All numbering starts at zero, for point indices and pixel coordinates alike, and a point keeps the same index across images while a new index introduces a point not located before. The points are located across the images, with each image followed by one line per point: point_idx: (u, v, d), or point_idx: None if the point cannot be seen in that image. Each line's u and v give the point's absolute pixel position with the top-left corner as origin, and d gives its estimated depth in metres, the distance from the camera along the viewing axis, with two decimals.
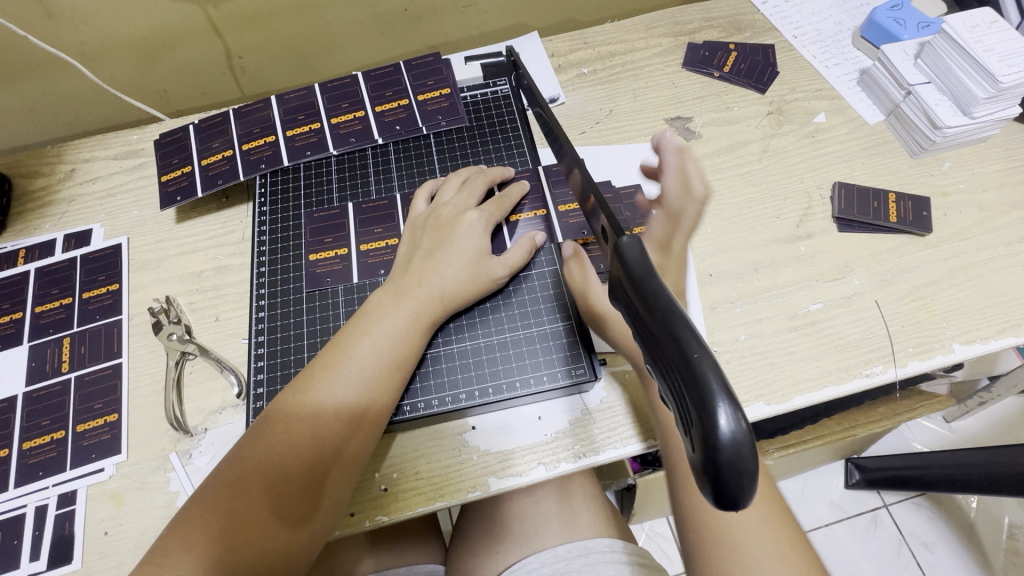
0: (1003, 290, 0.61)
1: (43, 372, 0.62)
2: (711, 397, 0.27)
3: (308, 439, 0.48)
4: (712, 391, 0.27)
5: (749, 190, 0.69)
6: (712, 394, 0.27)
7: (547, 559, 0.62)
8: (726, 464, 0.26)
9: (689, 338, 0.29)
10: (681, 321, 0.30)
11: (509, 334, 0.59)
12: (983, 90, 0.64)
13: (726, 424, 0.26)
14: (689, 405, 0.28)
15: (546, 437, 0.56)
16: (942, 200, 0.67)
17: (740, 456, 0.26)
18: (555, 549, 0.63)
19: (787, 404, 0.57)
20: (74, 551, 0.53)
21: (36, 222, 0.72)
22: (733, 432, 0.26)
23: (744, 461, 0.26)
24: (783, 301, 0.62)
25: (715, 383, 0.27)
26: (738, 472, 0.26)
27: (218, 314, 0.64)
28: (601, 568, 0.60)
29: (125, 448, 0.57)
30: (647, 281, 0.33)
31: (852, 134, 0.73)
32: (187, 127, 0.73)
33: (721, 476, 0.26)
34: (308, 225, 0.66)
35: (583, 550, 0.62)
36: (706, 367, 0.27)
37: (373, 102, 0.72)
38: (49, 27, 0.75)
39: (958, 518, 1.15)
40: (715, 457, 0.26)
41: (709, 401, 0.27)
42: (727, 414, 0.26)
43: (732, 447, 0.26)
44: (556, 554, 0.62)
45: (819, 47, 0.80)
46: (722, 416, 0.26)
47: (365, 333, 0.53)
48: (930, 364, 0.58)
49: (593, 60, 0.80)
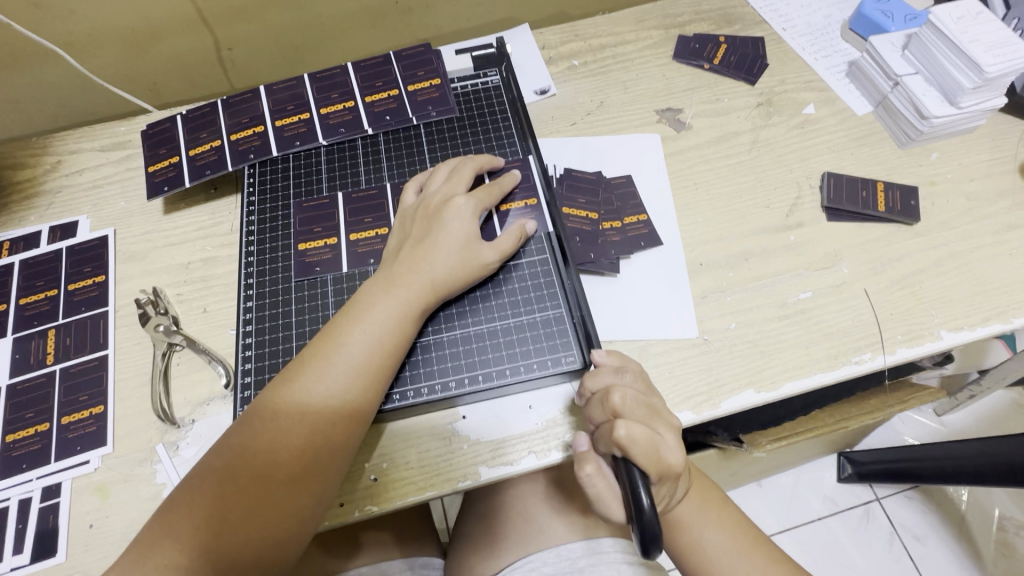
0: (990, 279, 0.62)
1: (27, 364, 0.61)
2: (637, 488, 0.42)
3: (297, 427, 0.48)
4: (638, 487, 0.42)
5: (739, 180, 0.69)
6: (637, 481, 0.43)
7: (549, 559, 0.62)
8: (648, 534, 0.40)
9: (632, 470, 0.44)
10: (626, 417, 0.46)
11: (499, 323, 0.59)
12: (969, 80, 0.64)
13: (648, 506, 0.41)
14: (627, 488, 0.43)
15: (537, 426, 0.56)
16: (930, 189, 0.68)
17: (651, 527, 0.40)
18: (558, 547, 0.63)
19: (777, 391, 0.57)
20: (58, 544, 0.52)
21: (21, 214, 0.71)
22: (652, 519, 0.40)
23: (657, 538, 0.40)
24: (773, 290, 0.62)
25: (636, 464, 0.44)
26: (653, 546, 0.40)
27: (206, 305, 0.64)
28: (604, 569, 0.60)
29: (111, 440, 0.57)
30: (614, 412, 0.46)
31: (840, 125, 0.73)
32: (175, 118, 0.72)
33: (644, 539, 0.40)
34: (297, 215, 0.65)
35: (586, 549, 0.62)
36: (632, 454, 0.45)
37: (363, 92, 0.71)
38: (33, 17, 0.74)
39: (950, 511, 1.15)
40: (640, 524, 0.40)
41: (635, 483, 0.42)
42: (647, 499, 0.41)
43: (652, 528, 0.40)
44: (559, 553, 0.62)
45: (808, 39, 0.80)
46: (644, 500, 0.41)
47: (355, 321, 0.52)
48: (919, 351, 0.58)
49: (584, 53, 0.80)
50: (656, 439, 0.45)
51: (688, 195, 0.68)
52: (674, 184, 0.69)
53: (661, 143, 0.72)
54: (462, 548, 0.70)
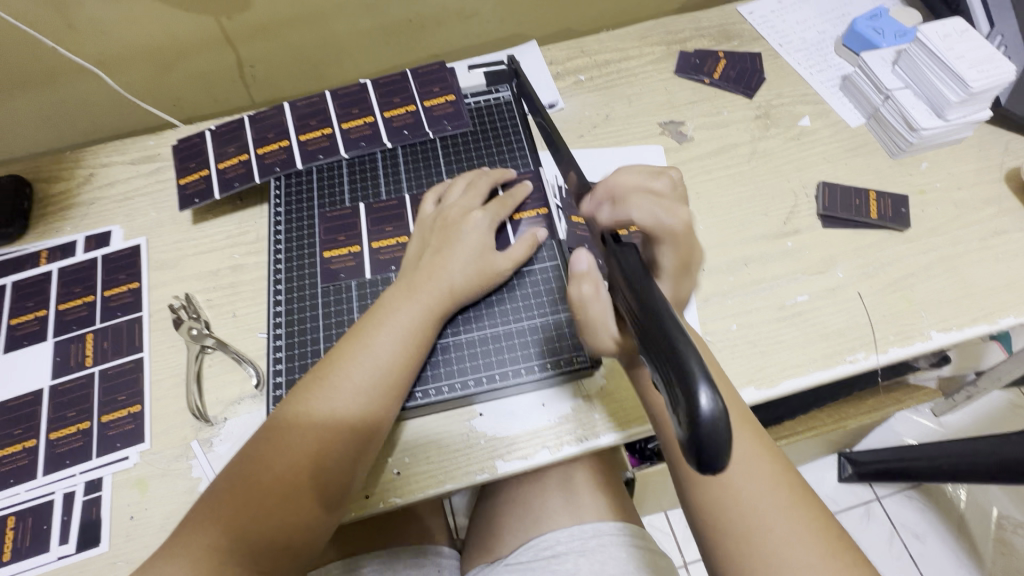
0: (978, 282, 0.65)
1: (68, 366, 0.65)
2: (693, 380, 0.29)
3: (326, 419, 0.51)
4: (694, 377, 0.29)
5: (739, 189, 0.73)
6: (694, 375, 0.29)
7: (562, 538, 0.69)
8: (705, 436, 0.28)
9: (671, 327, 0.32)
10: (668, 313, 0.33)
11: (514, 325, 0.62)
12: (955, 94, 0.68)
13: (707, 400, 0.28)
14: (676, 387, 0.30)
15: (550, 423, 0.59)
16: (920, 198, 0.71)
17: (717, 429, 0.28)
18: (570, 528, 0.70)
19: (776, 389, 0.60)
20: (101, 534, 0.56)
21: (57, 224, 0.75)
22: (713, 408, 0.28)
23: (720, 434, 0.28)
24: (772, 293, 0.65)
25: (696, 368, 0.30)
26: (716, 441, 0.28)
27: (235, 310, 0.67)
28: (614, 549, 0.66)
29: (149, 437, 0.60)
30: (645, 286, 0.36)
31: (835, 136, 0.77)
32: (203, 133, 0.76)
33: (700, 440, 0.28)
34: (322, 224, 0.69)
35: (596, 531, 0.68)
36: (689, 359, 0.30)
37: (381, 108, 0.75)
38: (70, 38, 0.78)
39: (947, 509, 1.18)
40: (694, 421, 0.28)
41: (690, 382, 0.29)
42: (708, 394, 0.29)
43: (712, 421, 0.28)
44: (571, 534, 0.69)
45: (803, 55, 0.84)
46: (703, 395, 0.29)
47: (380, 324, 0.56)
48: (910, 351, 0.62)
49: (590, 68, 0.84)
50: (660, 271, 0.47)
51: (690, 204, 0.72)
52: None
53: (664, 154, 0.76)
54: (481, 531, 0.78)
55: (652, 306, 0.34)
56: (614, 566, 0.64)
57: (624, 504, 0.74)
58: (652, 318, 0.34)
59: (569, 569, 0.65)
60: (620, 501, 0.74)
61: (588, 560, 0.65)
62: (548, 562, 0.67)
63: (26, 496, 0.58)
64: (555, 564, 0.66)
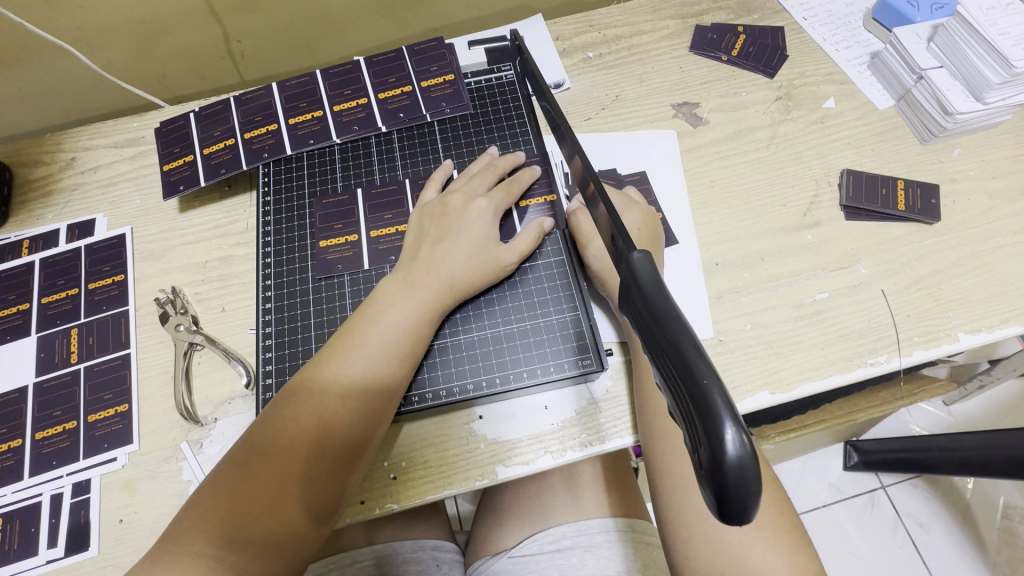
0: (1010, 279, 0.61)
1: (52, 363, 0.62)
2: (718, 419, 0.26)
3: (314, 422, 0.49)
4: (719, 415, 0.26)
5: (756, 177, 0.68)
6: (718, 414, 0.26)
7: (568, 532, 0.67)
8: (731, 483, 0.26)
9: (693, 357, 0.28)
10: (685, 332, 0.29)
11: (515, 324, 0.59)
12: (998, 76, 0.63)
13: (733, 443, 0.26)
14: (697, 424, 0.27)
15: (553, 427, 0.57)
16: (951, 187, 0.67)
17: (745, 476, 0.26)
18: (577, 522, 0.68)
19: (792, 392, 0.57)
20: (90, 538, 0.54)
21: (38, 212, 0.71)
22: (739, 452, 0.25)
23: (747, 479, 0.26)
24: (789, 290, 0.62)
25: (720, 404, 0.26)
26: (742, 488, 0.26)
27: (224, 305, 0.64)
28: (621, 545, 0.64)
29: (137, 438, 0.58)
30: (660, 299, 0.31)
31: (861, 120, 0.72)
32: (188, 115, 0.72)
33: (725, 487, 0.26)
34: (316, 213, 0.65)
35: (603, 527, 0.67)
36: (713, 393, 0.27)
37: (376, 88, 0.70)
38: (43, 12, 0.73)
39: (954, 500, 1.16)
40: (719, 468, 0.26)
41: (714, 421, 0.26)
42: (733, 435, 0.26)
43: (738, 466, 0.25)
44: (577, 528, 0.67)
45: (829, 29, 0.78)
46: (729, 436, 0.26)
47: (373, 322, 0.53)
48: (934, 353, 0.58)
49: (599, 44, 0.79)
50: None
51: (704, 193, 0.68)
52: (690, 180, 0.69)
53: (677, 139, 0.71)
54: (487, 522, 0.76)
55: (669, 322, 0.30)
56: (621, 564, 0.63)
57: (633, 498, 0.72)
58: (668, 337, 0.30)
59: (573, 564, 0.64)
60: (628, 495, 0.72)
61: (595, 556, 0.64)
62: (552, 556, 0.65)
63: (12, 498, 0.57)
64: (559, 559, 0.65)
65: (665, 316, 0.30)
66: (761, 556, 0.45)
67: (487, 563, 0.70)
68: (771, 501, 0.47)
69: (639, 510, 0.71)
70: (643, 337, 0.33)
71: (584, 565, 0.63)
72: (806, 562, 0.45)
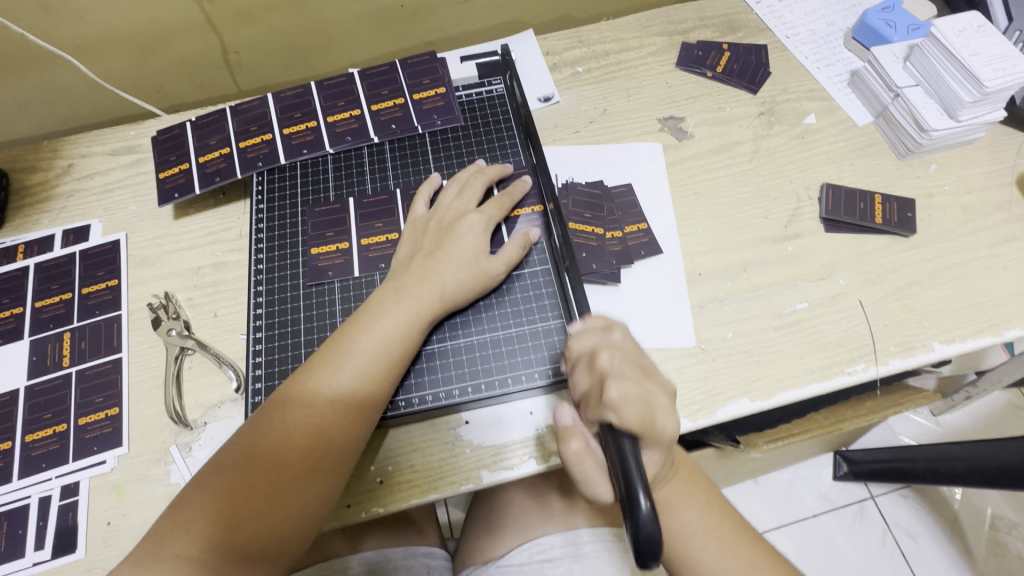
0: (984, 291, 0.63)
1: (44, 366, 0.63)
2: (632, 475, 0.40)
3: (304, 427, 0.50)
4: (636, 485, 0.39)
5: (739, 190, 0.70)
6: (633, 480, 0.39)
7: (556, 542, 0.68)
8: (642, 536, 0.37)
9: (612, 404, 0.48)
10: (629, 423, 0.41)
11: (502, 331, 0.60)
12: (969, 94, 0.65)
13: (644, 507, 0.38)
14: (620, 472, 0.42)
15: (538, 432, 0.58)
16: (927, 202, 0.69)
17: (652, 536, 0.37)
18: (566, 532, 0.69)
19: (772, 400, 0.58)
20: (77, 540, 0.55)
21: (34, 218, 0.73)
22: (647, 513, 0.38)
23: (654, 537, 0.37)
24: (769, 300, 0.63)
25: (634, 469, 0.40)
26: (650, 544, 0.37)
27: (216, 310, 0.65)
28: (608, 556, 0.65)
29: (126, 441, 0.59)
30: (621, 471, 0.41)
31: (840, 135, 0.74)
32: (184, 124, 0.73)
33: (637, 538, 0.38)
34: (309, 220, 0.67)
35: (593, 536, 0.67)
36: (632, 467, 0.40)
37: (368, 100, 0.72)
38: (45, 23, 0.75)
39: (943, 510, 1.17)
40: (635, 525, 0.37)
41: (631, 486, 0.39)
42: (643, 496, 0.38)
43: (647, 527, 0.37)
44: (566, 538, 0.68)
45: (811, 48, 0.81)
46: (641, 501, 0.38)
47: (363, 330, 0.54)
48: (910, 362, 0.60)
49: (588, 59, 0.81)
50: (647, 400, 0.47)
51: (688, 204, 0.70)
52: (674, 192, 0.70)
53: (663, 152, 0.73)
54: (476, 530, 0.77)
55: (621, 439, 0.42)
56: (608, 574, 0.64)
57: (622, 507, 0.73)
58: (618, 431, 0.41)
59: (561, 574, 0.65)
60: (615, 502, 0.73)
61: (583, 566, 0.65)
62: (540, 567, 0.66)
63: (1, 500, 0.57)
64: (547, 570, 0.66)
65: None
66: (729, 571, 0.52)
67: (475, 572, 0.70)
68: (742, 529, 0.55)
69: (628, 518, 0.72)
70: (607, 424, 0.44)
71: None
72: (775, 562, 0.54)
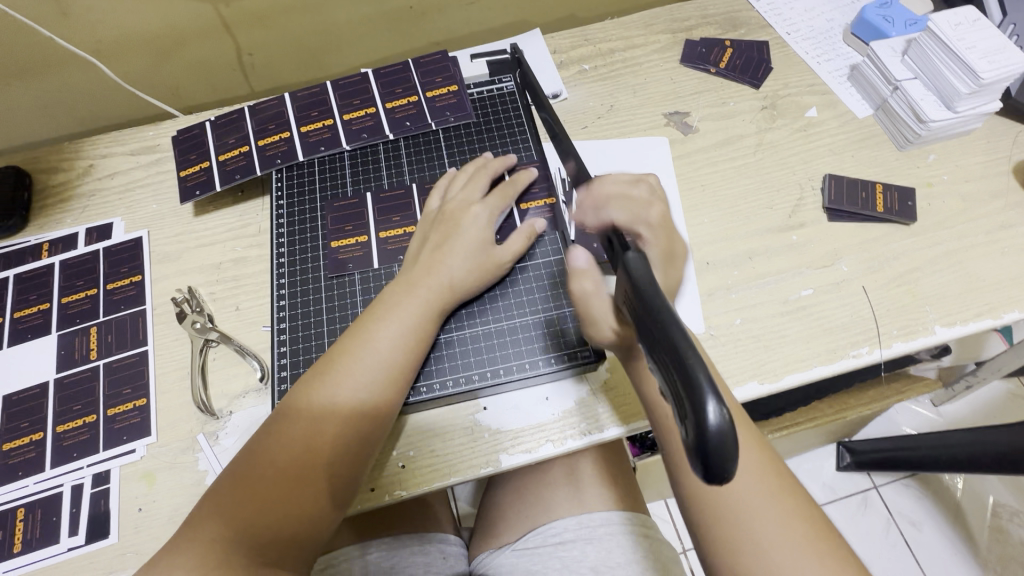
0: (983, 276, 0.65)
1: (72, 359, 0.65)
2: (701, 390, 0.29)
3: (329, 416, 0.52)
4: (701, 386, 0.30)
5: (744, 181, 0.72)
6: (701, 388, 0.29)
7: (570, 525, 0.70)
8: (713, 449, 0.29)
9: (659, 305, 0.34)
10: (674, 321, 0.33)
11: (518, 319, 0.62)
12: (965, 86, 0.67)
13: (716, 415, 0.29)
14: (681, 391, 0.31)
15: (554, 416, 0.60)
16: (926, 191, 0.71)
17: (725, 444, 0.29)
18: (579, 516, 0.71)
19: (779, 383, 0.60)
20: (110, 526, 0.56)
21: (57, 217, 0.74)
22: (721, 423, 0.29)
23: (727, 446, 0.29)
24: (775, 287, 0.65)
25: (703, 380, 0.30)
26: (722, 455, 0.29)
27: (238, 303, 0.67)
28: (622, 538, 0.67)
29: (155, 430, 0.61)
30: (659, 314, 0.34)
31: (842, 128, 0.76)
32: (203, 124, 0.75)
33: (708, 454, 0.29)
34: (328, 214, 0.69)
35: (605, 519, 0.69)
36: (697, 372, 0.30)
37: (383, 98, 0.74)
38: (65, 25, 0.77)
39: (945, 497, 1.19)
40: (703, 437, 0.29)
41: (697, 394, 0.29)
42: (715, 407, 0.29)
43: (719, 436, 0.29)
44: (579, 522, 0.70)
45: (811, 43, 0.83)
46: (711, 408, 0.29)
47: (382, 320, 0.56)
48: (913, 346, 0.62)
49: (594, 57, 0.83)
50: None
51: (695, 196, 0.72)
52: (682, 185, 0.72)
53: (669, 146, 0.75)
54: (490, 516, 0.78)
55: (660, 314, 0.34)
56: (621, 554, 0.66)
57: (632, 495, 0.74)
58: (660, 328, 0.33)
59: (576, 555, 0.67)
60: (628, 489, 0.75)
61: (596, 548, 0.67)
62: (554, 549, 0.68)
63: (34, 489, 0.59)
64: (562, 551, 0.67)
65: (658, 309, 0.34)
66: (775, 539, 0.45)
67: (491, 557, 0.73)
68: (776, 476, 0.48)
69: (639, 506, 0.73)
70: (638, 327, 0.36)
71: (586, 557, 0.66)
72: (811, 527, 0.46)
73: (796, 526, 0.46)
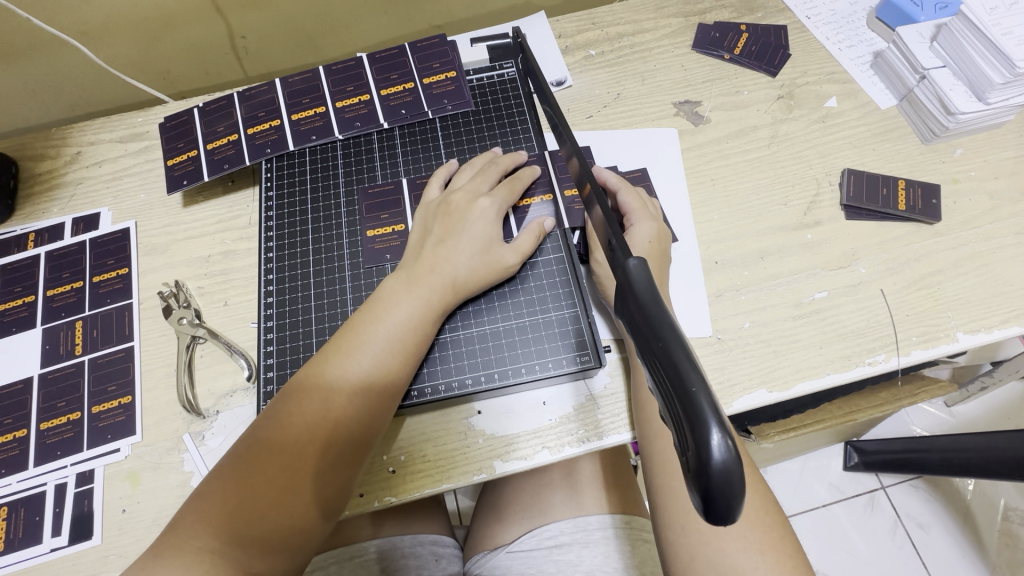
0: (1011, 280, 0.61)
1: (57, 354, 0.63)
2: (704, 421, 0.27)
3: (319, 418, 0.48)
4: (705, 417, 0.27)
5: (757, 176, 0.68)
6: (705, 417, 0.27)
7: (566, 528, 0.68)
8: (717, 486, 0.26)
9: (659, 323, 0.31)
10: (677, 341, 0.30)
11: (515, 321, 0.60)
12: (1000, 76, 0.62)
13: (719, 445, 0.26)
14: (683, 422, 0.28)
15: (551, 422, 0.57)
16: (953, 187, 0.67)
17: (730, 480, 0.26)
18: (575, 518, 0.68)
19: (789, 391, 0.57)
20: (94, 527, 0.55)
21: (43, 206, 0.72)
22: (725, 456, 0.26)
23: (732, 483, 0.26)
24: (788, 289, 0.62)
25: (707, 408, 0.27)
26: (728, 491, 0.26)
27: (227, 299, 0.65)
28: (618, 543, 0.65)
29: (140, 429, 0.59)
30: (660, 328, 0.31)
31: (862, 119, 0.72)
32: (192, 110, 0.72)
33: (712, 490, 0.26)
34: (363, 201, 0.66)
35: (601, 523, 0.67)
36: (701, 399, 0.27)
37: (378, 85, 0.71)
38: (50, 8, 0.73)
39: (954, 500, 1.16)
40: (706, 472, 0.26)
41: (700, 424, 0.27)
42: (720, 439, 0.26)
43: (724, 470, 0.26)
44: (575, 525, 0.68)
45: (832, 28, 0.78)
46: (716, 440, 0.26)
47: (377, 318, 0.53)
48: (933, 353, 0.59)
49: (601, 42, 0.79)
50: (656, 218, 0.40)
51: (704, 191, 0.68)
52: (690, 179, 0.69)
53: (678, 138, 0.71)
54: (486, 517, 0.76)
55: (662, 330, 0.31)
56: (618, 559, 0.64)
57: (631, 497, 0.72)
58: (660, 344, 0.30)
59: (571, 559, 0.65)
60: (628, 492, 0.72)
61: (593, 551, 0.65)
62: (549, 552, 0.66)
63: (17, 487, 0.58)
64: (557, 555, 0.65)
65: (658, 323, 0.31)
66: (739, 564, 0.45)
67: (485, 559, 0.71)
68: (765, 509, 0.48)
69: (638, 509, 0.71)
70: (635, 340, 0.33)
71: (581, 561, 0.64)
72: (791, 563, 0.46)
73: (767, 555, 0.45)
